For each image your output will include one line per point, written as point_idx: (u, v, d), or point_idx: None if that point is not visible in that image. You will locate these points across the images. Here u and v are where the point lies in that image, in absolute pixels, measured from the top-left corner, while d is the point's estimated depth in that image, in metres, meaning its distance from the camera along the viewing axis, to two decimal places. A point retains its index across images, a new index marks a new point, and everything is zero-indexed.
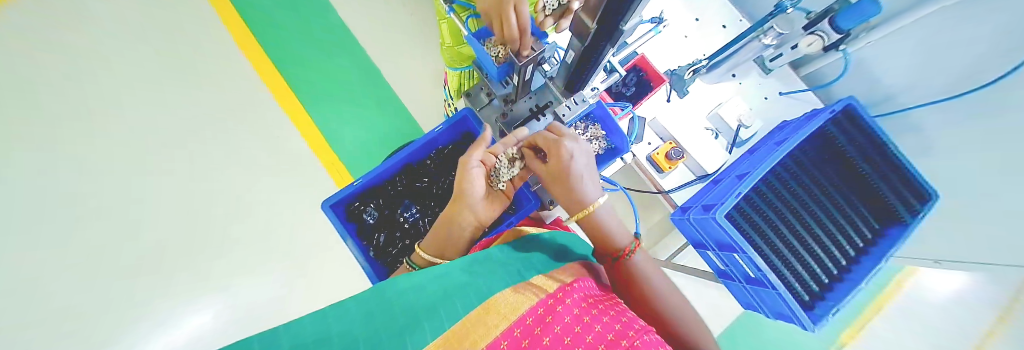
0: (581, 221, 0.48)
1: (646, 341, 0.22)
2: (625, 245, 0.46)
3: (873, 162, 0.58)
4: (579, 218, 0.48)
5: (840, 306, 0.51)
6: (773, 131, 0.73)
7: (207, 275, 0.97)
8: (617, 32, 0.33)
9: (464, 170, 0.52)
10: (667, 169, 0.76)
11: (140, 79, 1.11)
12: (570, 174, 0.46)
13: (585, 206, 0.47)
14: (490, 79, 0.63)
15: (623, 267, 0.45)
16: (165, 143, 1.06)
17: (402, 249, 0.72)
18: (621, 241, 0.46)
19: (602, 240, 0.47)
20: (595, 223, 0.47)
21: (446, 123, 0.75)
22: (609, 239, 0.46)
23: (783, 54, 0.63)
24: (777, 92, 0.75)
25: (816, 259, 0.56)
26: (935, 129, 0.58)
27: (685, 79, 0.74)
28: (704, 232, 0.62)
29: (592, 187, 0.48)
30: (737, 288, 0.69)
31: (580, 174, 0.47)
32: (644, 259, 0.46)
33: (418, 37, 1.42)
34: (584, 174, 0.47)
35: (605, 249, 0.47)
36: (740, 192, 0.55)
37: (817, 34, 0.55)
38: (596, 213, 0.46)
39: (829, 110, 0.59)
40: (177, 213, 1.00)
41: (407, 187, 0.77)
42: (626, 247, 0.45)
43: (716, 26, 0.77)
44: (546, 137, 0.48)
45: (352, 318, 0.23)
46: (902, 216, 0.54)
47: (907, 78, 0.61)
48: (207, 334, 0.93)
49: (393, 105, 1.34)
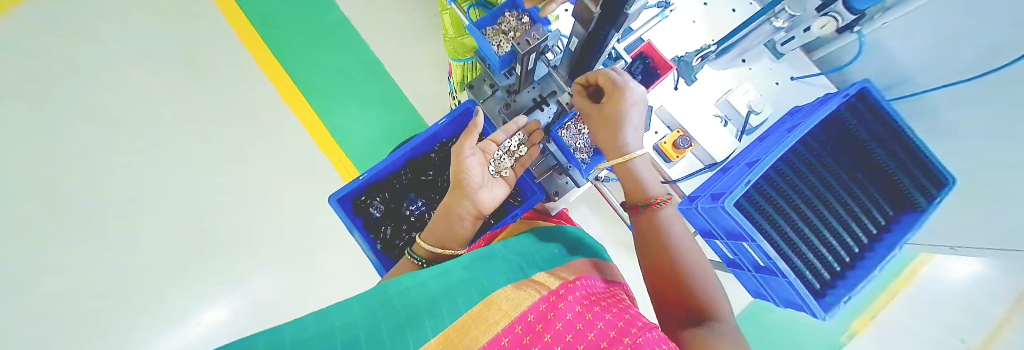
0: (618, 167, 0.47)
1: (649, 338, 0.21)
2: (657, 195, 0.46)
3: (888, 147, 0.56)
4: (615, 163, 0.47)
5: (852, 294, 0.50)
6: (784, 116, 0.71)
7: (221, 271, 1.00)
8: (621, 16, 0.32)
9: (459, 158, 0.54)
10: (675, 158, 0.74)
11: (151, 82, 1.13)
12: (624, 117, 0.44)
13: (626, 150, 0.46)
14: (493, 70, 0.62)
15: (652, 218, 0.45)
16: (176, 143, 1.09)
17: (408, 242, 0.73)
18: (652, 191, 0.46)
19: (635, 190, 0.47)
20: (631, 171, 0.47)
21: (449, 116, 0.73)
22: (643, 188, 0.46)
23: (795, 37, 0.61)
24: (789, 77, 0.73)
25: (827, 247, 0.54)
26: (951, 111, 0.56)
27: (693, 66, 0.72)
28: (712, 221, 0.61)
29: (638, 138, 0.47)
30: (746, 278, 0.68)
31: (636, 117, 0.45)
32: (672, 212, 0.46)
33: (421, 27, 1.39)
34: (636, 119, 0.45)
35: (639, 196, 0.46)
36: (748, 180, 0.53)
37: (830, 15, 0.53)
38: (634, 161, 0.46)
39: (842, 94, 0.58)
40: (193, 211, 1.03)
41: (412, 181, 0.79)
42: (659, 197, 0.45)
43: (724, 11, 0.75)
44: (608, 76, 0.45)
45: (354, 315, 0.23)
46: (918, 202, 0.52)
47: (926, 63, 0.59)
48: (224, 327, 0.96)
49: (397, 99, 1.32)
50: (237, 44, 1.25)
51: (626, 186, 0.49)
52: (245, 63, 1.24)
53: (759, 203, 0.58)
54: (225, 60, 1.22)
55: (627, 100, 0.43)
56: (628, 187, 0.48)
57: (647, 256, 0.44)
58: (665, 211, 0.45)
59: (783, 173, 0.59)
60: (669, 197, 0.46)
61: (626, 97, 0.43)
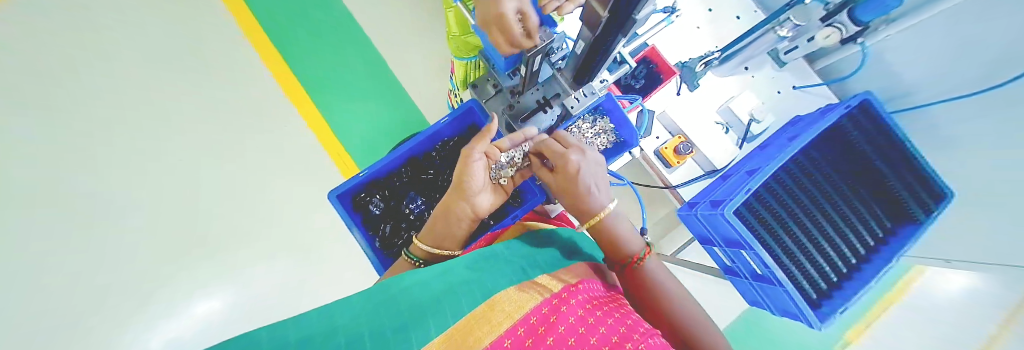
0: (592, 229, 0.48)
1: (651, 344, 0.21)
2: (634, 252, 0.46)
3: (889, 160, 0.57)
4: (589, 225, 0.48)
5: (849, 305, 0.50)
6: (785, 126, 0.71)
7: (217, 263, 0.99)
8: (629, 22, 0.32)
9: (466, 161, 0.52)
10: (675, 164, 0.75)
11: (151, 72, 1.13)
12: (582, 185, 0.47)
13: (594, 213, 0.48)
14: (498, 71, 0.62)
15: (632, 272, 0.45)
16: (175, 134, 1.08)
17: (407, 240, 0.73)
18: (631, 247, 0.46)
19: (612, 247, 0.47)
20: (605, 231, 0.47)
21: (452, 114, 0.73)
22: (620, 246, 0.46)
23: (798, 47, 0.61)
24: (792, 86, 0.73)
25: (824, 257, 0.55)
26: (951, 126, 0.57)
27: (696, 72, 0.72)
28: (711, 227, 0.61)
29: (604, 197, 0.48)
30: (743, 285, 0.69)
31: (591, 180, 0.47)
32: (654, 264, 0.46)
33: (424, 24, 1.38)
34: (595, 186, 0.48)
35: (616, 257, 0.46)
36: (749, 188, 0.54)
37: (835, 26, 0.53)
38: (606, 222, 0.47)
39: (845, 105, 0.58)
40: (190, 202, 1.03)
41: (412, 179, 0.78)
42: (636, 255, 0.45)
43: (729, 18, 0.75)
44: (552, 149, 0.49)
45: (356, 312, 0.23)
46: (916, 215, 0.53)
47: (929, 76, 0.59)
48: (219, 320, 0.96)
49: (398, 95, 1.31)
50: (238, 35, 1.24)
51: (605, 249, 0.48)
52: (246, 55, 1.23)
53: (759, 211, 0.58)
54: (227, 51, 1.21)
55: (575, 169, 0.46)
56: (605, 246, 0.48)
57: (641, 311, 0.42)
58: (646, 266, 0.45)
59: (784, 181, 0.59)
60: (646, 251, 0.46)
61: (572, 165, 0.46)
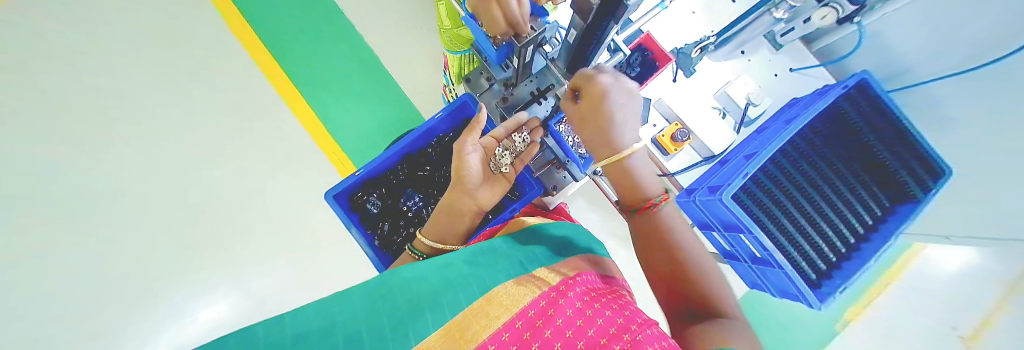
0: (611, 168, 0.45)
1: (648, 335, 0.22)
2: (650, 197, 0.44)
3: (887, 140, 0.56)
4: (609, 163, 0.45)
5: (847, 285, 0.51)
6: (781, 108, 0.71)
7: (215, 268, 0.98)
8: (620, 8, 0.31)
9: (460, 155, 0.53)
10: (672, 151, 0.74)
11: (141, 74, 1.10)
12: (611, 118, 0.43)
13: (619, 148, 0.44)
14: (490, 63, 0.62)
15: (648, 217, 0.44)
16: (166, 137, 1.06)
17: (406, 237, 0.73)
18: (649, 191, 0.44)
19: (631, 190, 0.45)
20: (626, 171, 0.45)
21: (446, 109, 0.73)
22: (638, 189, 0.44)
23: (795, 28, 0.60)
24: (788, 68, 0.72)
25: (823, 238, 0.55)
26: (947, 102, 0.57)
27: (691, 58, 0.70)
28: (710, 213, 0.61)
29: (631, 135, 0.45)
30: (742, 269, 0.69)
31: (623, 115, 0.44)
32: (671, 214, 0.44)
33: (416, 19, 1.36)
34: (622, 117, 0.44)
35: (632, 198, 0.45)
36: (746, 173, 0.53)
37: (831, 5, 0.52)
38: (629, 159, 0.44)
39: (841, 85, 0.58)
40: (188, 207, 1.02)
41: (408, 176, 0.78)
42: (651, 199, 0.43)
43: (723, 1, 0.74)
44: (585, 74, 0.44)
45: (356, 308, 0.23)
46: (913, 193, 0.53)
47: (926, 54, 0.58)
48: (222, 323, 0.95)
49: (392, 92, 1.30)
50: (228, 37, 1.23)
51: (621, 187, 0.47)
52: (236, 57, 1.21)
53: (757, 196, 0.58)
54: (216, 53, 1.19)
55: (607, 95, 0.42)
56: (621, 190, 0.47)
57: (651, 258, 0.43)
58: (661, 213, 0.44)
59: (781, 165, 0.59)
60: (664, 196, 0.44)
61: (607, 93, 0.42)
